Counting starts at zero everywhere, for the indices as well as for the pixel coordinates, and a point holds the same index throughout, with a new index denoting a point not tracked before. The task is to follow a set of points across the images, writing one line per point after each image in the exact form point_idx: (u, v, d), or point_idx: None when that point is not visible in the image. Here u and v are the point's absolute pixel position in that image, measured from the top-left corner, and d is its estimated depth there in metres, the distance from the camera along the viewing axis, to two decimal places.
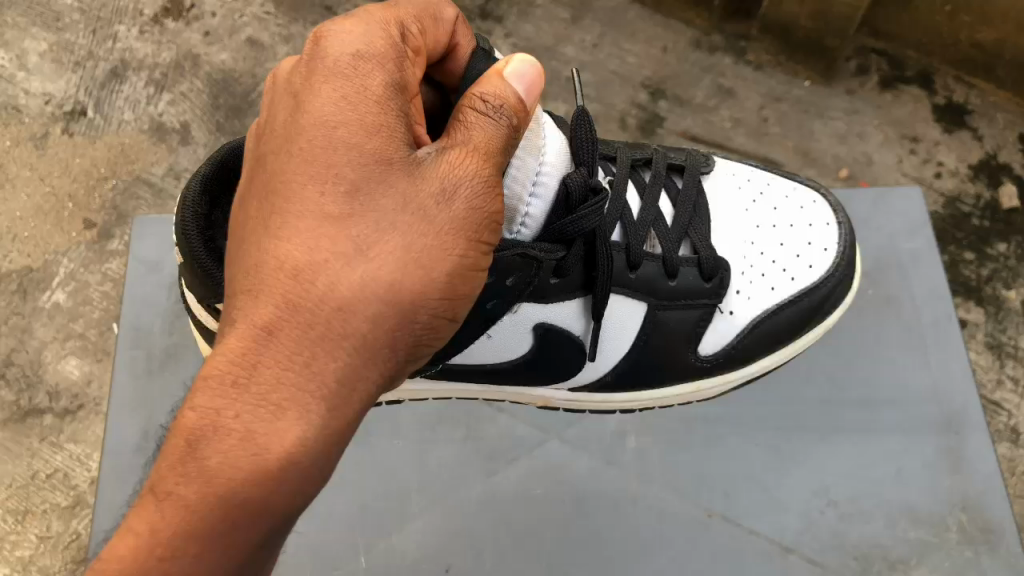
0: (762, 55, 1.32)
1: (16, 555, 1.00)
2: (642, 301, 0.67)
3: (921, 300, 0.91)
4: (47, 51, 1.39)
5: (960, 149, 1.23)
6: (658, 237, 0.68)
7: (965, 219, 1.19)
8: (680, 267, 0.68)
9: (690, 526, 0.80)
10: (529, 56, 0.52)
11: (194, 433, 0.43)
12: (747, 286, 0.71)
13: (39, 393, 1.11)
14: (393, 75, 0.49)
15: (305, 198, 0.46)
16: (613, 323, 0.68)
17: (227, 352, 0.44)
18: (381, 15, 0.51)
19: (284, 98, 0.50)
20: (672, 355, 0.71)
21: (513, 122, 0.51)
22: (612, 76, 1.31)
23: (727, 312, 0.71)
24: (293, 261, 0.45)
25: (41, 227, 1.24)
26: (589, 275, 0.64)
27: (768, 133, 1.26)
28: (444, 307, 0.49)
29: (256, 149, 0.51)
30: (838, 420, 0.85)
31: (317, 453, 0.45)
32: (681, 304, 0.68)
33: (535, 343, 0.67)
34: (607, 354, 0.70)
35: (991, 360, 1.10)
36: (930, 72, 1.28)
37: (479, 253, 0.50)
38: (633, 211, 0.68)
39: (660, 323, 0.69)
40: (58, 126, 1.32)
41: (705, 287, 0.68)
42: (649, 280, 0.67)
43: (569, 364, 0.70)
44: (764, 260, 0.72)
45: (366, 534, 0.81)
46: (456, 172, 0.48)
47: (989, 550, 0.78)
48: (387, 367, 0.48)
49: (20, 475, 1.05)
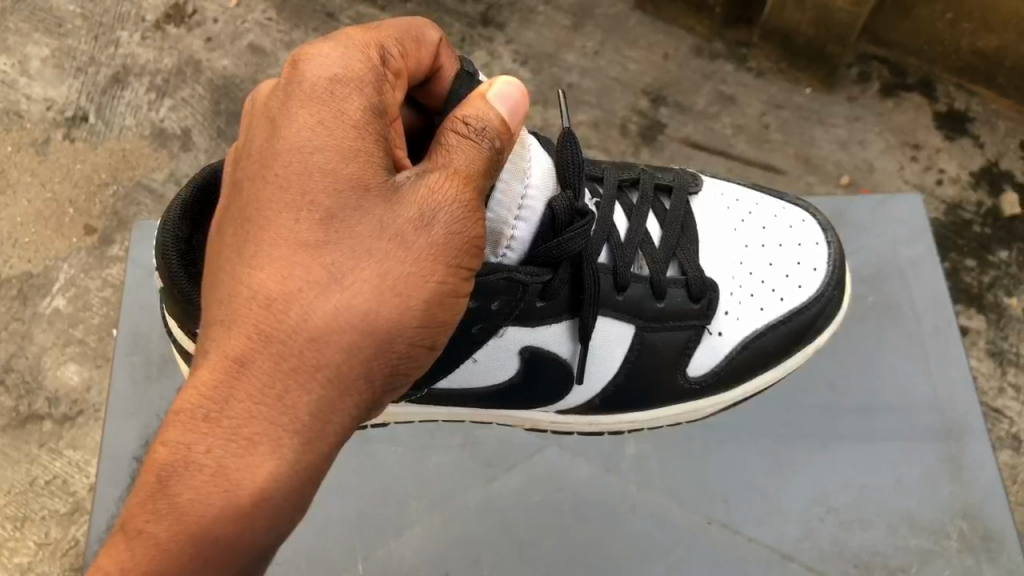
0: (762, 62, 1.31)
1: (15, 562, 1.01)
2: (637, 326, 0.67)
3: (922, 308, 0.90)
4: (50, 57, 1.39)
5: (962, 157, 1.23)
6: (646, 259, 0.68)
7: (967, 226, 1.18)
8: (668, 288, 0.67)
9: (690, 533, 0.79)
10: (512, 77, 0.52)
11: (164, 469, 0.43)
12: (736, 306, 0.71)
13: (38, 399, 1.11)
14: (372, 98, 0.49)
15: (279, 226, 0.46)
16: (599, 345, 0.68)
17: (200, 383, 0.44)
18: (361, 38, 0.51)
19: (260, 122, 0.49)
20: (662, 375, 0.71)
21: (497, 144, 0.50)
22: (613, 83, 1.31)
23: (715, 332, 0.70)
24: (267, 290, 0.45)
25: (41, 232, 1.24)
26: (577, 298, 0.64)
27: (769, 139, 1.26)
28: (421, 336, 0.49)
29: (231, 173, 0.50)
30: (837, 427, 0.84)
31: (291, 488, 0.45)
32: (671, 327, 0.68)
33: (526, 364, 0.66)
34: (598, 373, 0.69)
35: (992, 367, 1.10)
36: (931, 80, 1.28)
37: (460, 278, 0.49)
38: (621, 232, 0.68)
39: (657, 345, 0.69)
40: (59, 131, 1.32)
41: (693, 307, 0.68)
42: (637, 302, 0.67)
43: (563, 384, 0.69)
44: (753, 280, 0.71)
45: (364, 543, 0.80)
46: (436, 196, 0.47)
47: (990, 559, 0.78)
48: (364, 397, 0.47)
49: (18, 481, 1.06)
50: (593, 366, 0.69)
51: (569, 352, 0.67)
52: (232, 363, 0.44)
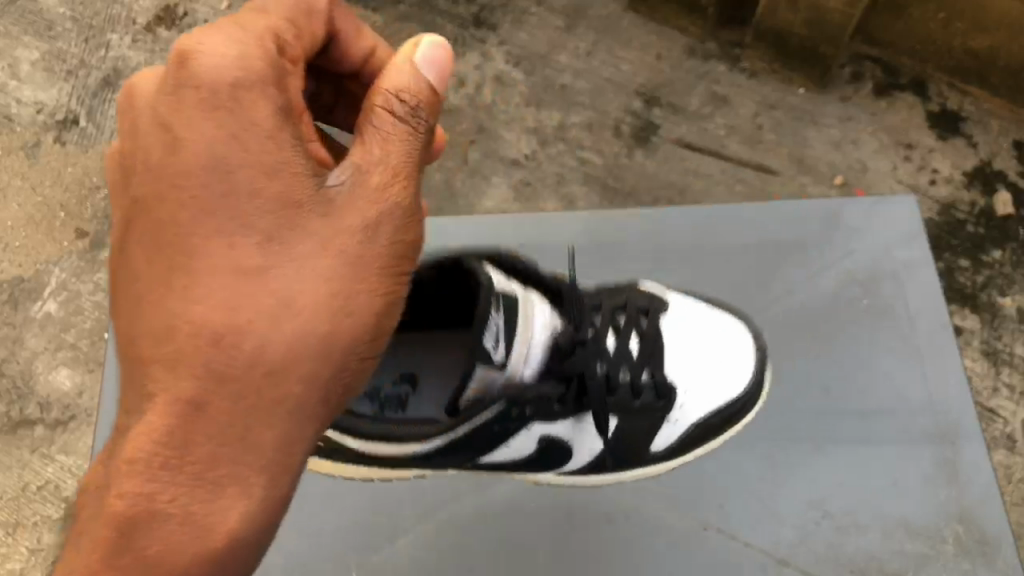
0: (755, 62, 1.30)
1: (6, 568, 1.01)
2: (612, 408, 0.73)
3: (917, 309, 0.89)
4: (39, 60, 1.37)
5: (955, 156, 1.22)
6: (620, 359, 0.73)
7: (960, 226, 1.19)
8: (638, 392, 0.73)
9: (685, 538, 0.79)
10: (435, 36, 0.53)
11: (125, 522, 0.44)
12: (697, 388, 0.77)
13: (30, 404, 1.11)
14: (280, 99, 0.48)
15: (214, 261, 0.47)
16: (569, 425, 0.73)
17: (152, 430, 0.45)
18: (253, 29, 0.49)
19: (155, 131, 0.48)
20: (626, 450, 0.77)
21: (425, 118, 0.52)
22: (606, 84, 1.30)
23: (676, 407, 0.76)
24: (211, 327, 0.46)
25: (31, 236, 1.23)
26: (549, 383, 0.68)
27: (762, 140, 1.25)
28: (367, 350, 0.51)
29: (129, 186, 0.49)
30: (832, 429, 0.84)
31: (261, 524, 0.47)
32: (640, 407, 0.74)
33: (505, 439, 0.71)
34: (569, 446, 0.75)
35: (986, 367, 1.11)
36: (924, 80, 1.27)
37: (398, 283, 0.52)
38: (600, 343, 0.73)
39: (630, 411, 0.74)
40: (50, 134, 1.31)
41: (657, 407, 0.75)
42: (609, 384, 0.71)
43: (541, 453, 0.75)
44: (712, 366, 0.78)
45: (357, 552, 0.79)
46: (380, 204, 0.50)
47: (986, 562, 0.78)
48: (317, 420, 0.50)
49: (10, 487, 1.06)
50: (565, 439, 0.74)
51: (545, 433, 0.73)
52: (187, 405, 0.45)
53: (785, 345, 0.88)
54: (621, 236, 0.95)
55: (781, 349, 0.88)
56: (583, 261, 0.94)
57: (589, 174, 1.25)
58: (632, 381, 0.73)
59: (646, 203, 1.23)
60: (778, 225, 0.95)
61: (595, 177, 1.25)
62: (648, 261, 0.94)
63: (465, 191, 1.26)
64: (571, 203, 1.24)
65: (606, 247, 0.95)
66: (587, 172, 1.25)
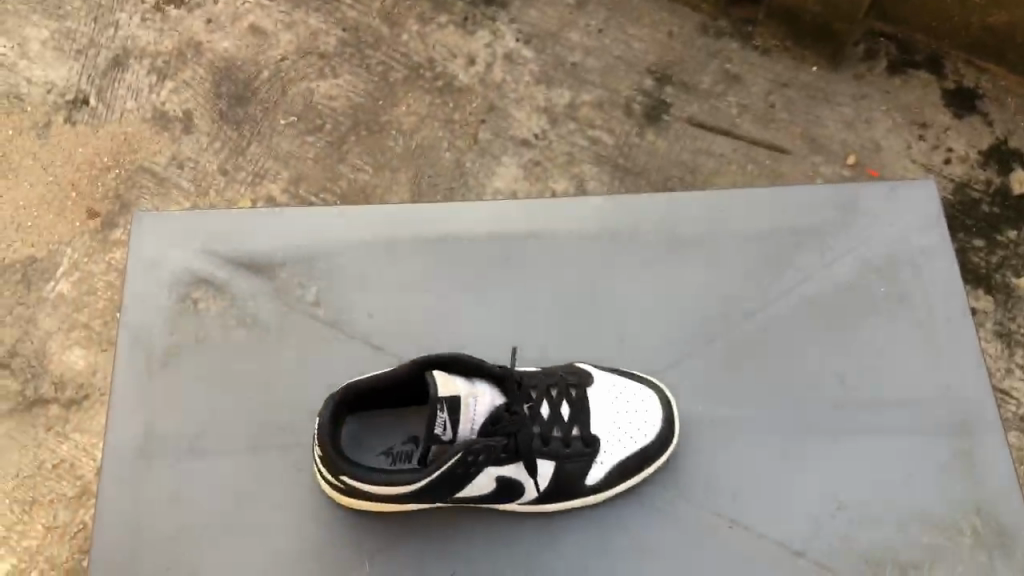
0: (768, 40, 1.26)
1: (23, 545, 1.03)
2: (546, 455, 0.76)
3: (934, 298, 0.89)
4: (49, 40, 1.35)
5: (970, 135, 1.20)
6: (553, 425, 0.77)
7: (975, 205, 1.17)
8: (565, 450, 0.77)
9: (702, 528, 0.79)
10: None
11: None
12: (624, 424, 0.79)
13: (45, 383, 1.11)
14: None
15: None
16: (517, 469, 0.75)
17: None
18: None
19: None
20: (562, 479, 0.77)
21: None
22: (617, 62, 1.27)
23: (602, 451, 0.78)
24: None
25: (44, 217, 1.23)
26: (493, 439, 0.72)
27: (774, 119, 1.23)
28: None
29: None
30: (847, 420, 0.84)
31: None
32: (573, 454, 0.77)
33: (458, 486, 0.73)
34: (520, 487, 0.76)
35: (1000, 348, 1.10)
36: (940, 57, 1.24)
37: None
38: (540, 407, 0.77)
39: (558, 459, 0.77)
40: (61, 114, 1.30)
41: (583, 457, 0.77)
42: (544, 441, 0.76)
43: (498, 494, 0.76)
44: (638, 402, 0.80)
45: (371, 539, 0.80)
46: None
47: (1003, 554, 0.78)
48: None
49: (26, 464, 1.07)
50: (517, 481, 0.76)
51: (497, 476, 0.75)
52: None
53: (800, 332, 0.88)
54: (635, 221, 0.95)
55: (796, 336, 0.88)
56: (597, 245, 0.93)
57: (599, 155, 1.23)
58: (564, 437, 0.77)
59: (657, 183, 1.21)
60: (794, 210, 0.95)
61: (605, 159, 1.22)
62: (661, 246, 0.93)
63: (475, 170, 1.23)
64: (581, 183, 1.21)
65: (621, 232, 0.94)
66: (598, 153, 1.23)
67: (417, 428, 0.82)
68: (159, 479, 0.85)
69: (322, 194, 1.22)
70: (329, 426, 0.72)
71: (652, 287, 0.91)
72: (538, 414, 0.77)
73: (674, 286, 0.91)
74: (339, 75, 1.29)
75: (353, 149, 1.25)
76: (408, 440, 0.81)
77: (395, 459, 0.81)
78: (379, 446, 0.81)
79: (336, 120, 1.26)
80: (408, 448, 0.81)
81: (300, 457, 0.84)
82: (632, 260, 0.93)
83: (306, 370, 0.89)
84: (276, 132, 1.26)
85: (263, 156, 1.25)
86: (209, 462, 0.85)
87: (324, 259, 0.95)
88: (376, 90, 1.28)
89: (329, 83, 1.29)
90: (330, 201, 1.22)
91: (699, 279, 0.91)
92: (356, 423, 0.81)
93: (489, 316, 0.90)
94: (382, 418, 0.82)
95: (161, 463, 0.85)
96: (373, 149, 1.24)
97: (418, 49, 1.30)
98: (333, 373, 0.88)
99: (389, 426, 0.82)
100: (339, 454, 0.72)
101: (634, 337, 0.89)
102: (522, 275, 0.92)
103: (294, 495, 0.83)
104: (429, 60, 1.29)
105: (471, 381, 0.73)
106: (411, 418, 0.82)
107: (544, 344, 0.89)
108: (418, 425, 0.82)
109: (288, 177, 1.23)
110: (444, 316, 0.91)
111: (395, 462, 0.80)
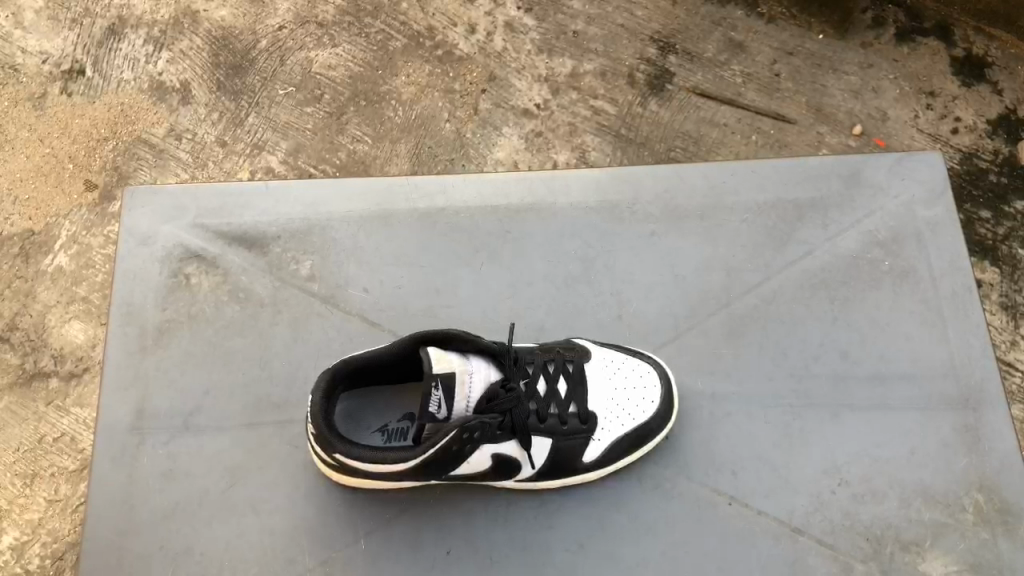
0: (775, 7, 1.24)
1: (25, 518, 1.02)
2: (542, 433, 0.75)
3: (941, 272, 0.88)
4: (44, 9, 1.33)
5: (979, 103, 1.17)
6: (550, 400, 0.76)
7: (982, 175, 1.14)
8: (563, 424, 0.76)
9: (700, 506, 0.78)
10: None
11: None
12: (624, 400, 0.78)
13: (44, 356, 1.10)
14: None
15: None
16: (512, 446, 0.74)
17: None
18: None
19: None
20: (559, 456, 0.76)
21: None
22: (620, 30, 1.24)
23: (599, 428, 0.77)
24: None
25: (41, 189, 1.21)
26: (489, 417, 0.71)
27: (780, 88, 1.20)
28: None
29: None
30: (850, 396, 0.82)
31: None
32: (569, 431, 0.76)
33: (454, 463, 0.71)
34: (515, 464, 0.75)
35: (1005, 321, 1.07)
36: (948, 25, 1.21)
37: None
38: (539, 383, 0.76)
39: (556, 437, 0.76)
40: (56, 85, 1.27)
41: (580, 435, 0.76)
42: (540, 418, 0.75)
43: (493, 472, 0.75)
44: (636, 378, 0.79)
45: (366, 519, 0.79)
46: None
47: (1006, 532, 0.77)
48: None
49: (26, 438, 1.06)
50: (512, 458, 0.74)
51: (492, 453, 0.73)
52: None
53: (802, 306, 0.87)
54: (634, 194, 0.93)
55: (798, 309, 0.86)
56: (595, 218, 0.92)
57: (601, 125, 1.20)
58: (562, 413, 0.76)
59: (660, 153, 1.18)
60: (798, 182, 0.93)
61: (607, 130, 1.20)
62: (661, 218, 0.92)
63: (475, 142, 1.21)
64: (583, 154, 1.19)
65: (622, 206, 0.93)
66: (600, 123, 1.20)
67: (414, 404, 0.81)
68: (152, 456, 0.84)
69: (321, 166, 1.20)
70: (322, 403, 0.71)
71: (651, 260, 0.90)
72: (534, 390, 0.75)
73: (675, 260, 0.90)
74: (337, 44, 1.26)
75: (352, 120, 1.22)
76: (404, 417, 0.80)
77: (389, 437, 0.80)
78: (375, 423, 0.80)
79: (335, 89, 1.24)
80: (404, 425, 0.80)
81: (295, 433, 0.84)
82: (630, 234, 0.91)
83: (301, 344, 0.87)
84: (275, 102, 1.23)
85: (261, 127, 1.22)
86: (201, 440, 0.84)
87: (319, 232, 0.93)
88: (375, 59, 1.25)
89: (328, 52, 1.26)
90: (329, 173, 1.20)
91: (700, 252, 0.90)
92: (350, 402, 0.81)
93: (485, 289, 0.89)
94: (378, 396, 0.81)
95: (153, 440, 0.85)
96: (373, 120, 1.22)
97: (418, 18, 1.27)
98: (328, 350, 0.87)
99: (385, 403, 0.81)
100: (332, 431, 0.70)
101: (633, 312, 0.87)
102: (519, 248, 0.91)
103: (289, 471, 0.82)
104: (429, 29, 1.27)
105: (465, 358, 0.72)
106: (407, 396, 0.81)
107: (540, 318, 0.87)
108: (415, 402, 0.81)
109: (288, 148, 1.21)
110: (441, 291, 0.89)
111: (390, 439, 0.80)
